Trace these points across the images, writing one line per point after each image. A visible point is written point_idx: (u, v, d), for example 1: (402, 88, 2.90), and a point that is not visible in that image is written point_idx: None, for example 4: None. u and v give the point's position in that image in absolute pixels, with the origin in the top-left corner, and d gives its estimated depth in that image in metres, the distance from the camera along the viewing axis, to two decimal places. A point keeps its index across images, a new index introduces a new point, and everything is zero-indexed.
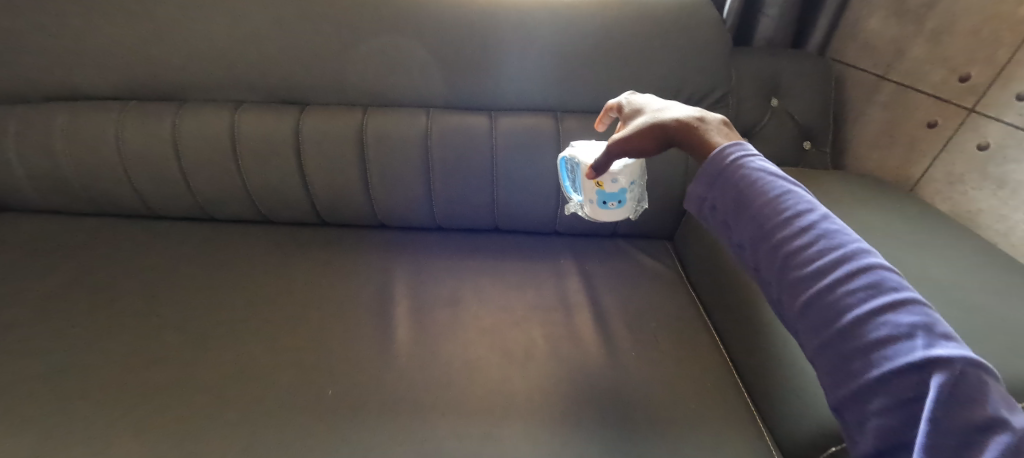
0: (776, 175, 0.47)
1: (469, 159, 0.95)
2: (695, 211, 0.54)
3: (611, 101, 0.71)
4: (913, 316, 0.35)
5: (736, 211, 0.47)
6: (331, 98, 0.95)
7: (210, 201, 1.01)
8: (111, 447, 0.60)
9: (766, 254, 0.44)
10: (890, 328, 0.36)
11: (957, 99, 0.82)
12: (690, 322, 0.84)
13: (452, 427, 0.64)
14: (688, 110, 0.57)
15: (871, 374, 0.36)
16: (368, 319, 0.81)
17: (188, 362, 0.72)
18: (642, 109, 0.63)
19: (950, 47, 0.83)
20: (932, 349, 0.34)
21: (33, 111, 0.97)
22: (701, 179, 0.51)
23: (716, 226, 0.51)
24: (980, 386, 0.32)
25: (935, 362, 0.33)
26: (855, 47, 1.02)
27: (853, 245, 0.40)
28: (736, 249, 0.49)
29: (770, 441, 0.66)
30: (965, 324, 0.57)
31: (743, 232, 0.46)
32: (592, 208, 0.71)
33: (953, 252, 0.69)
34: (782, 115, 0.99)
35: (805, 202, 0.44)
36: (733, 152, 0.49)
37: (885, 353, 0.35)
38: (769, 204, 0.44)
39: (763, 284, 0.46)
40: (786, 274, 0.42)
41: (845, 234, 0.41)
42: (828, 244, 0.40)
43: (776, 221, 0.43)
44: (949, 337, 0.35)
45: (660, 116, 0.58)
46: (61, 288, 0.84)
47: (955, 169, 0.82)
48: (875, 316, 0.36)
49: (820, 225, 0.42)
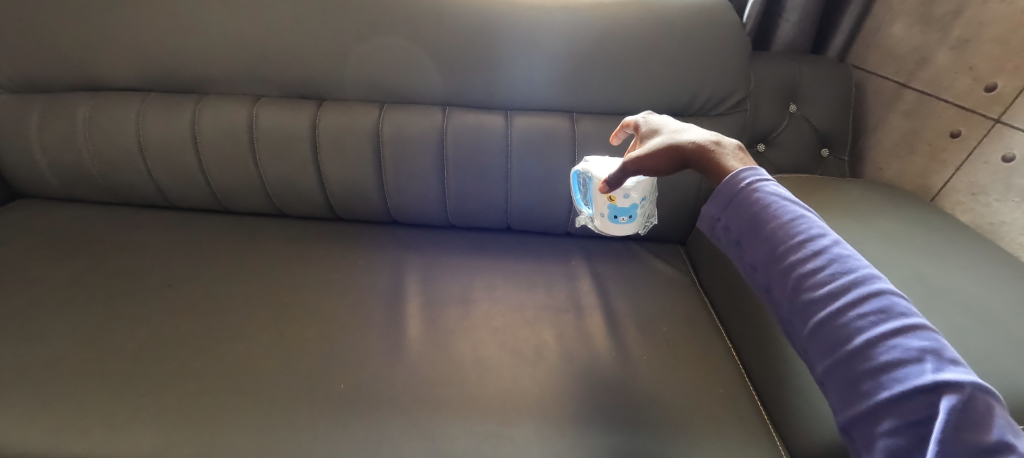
0: (788, 199, 0.47)
1: (483, 159, 0.95)
2: (705, 230, 0.54)
3: (628, 118, 0.71)
4: (922, 341, 0.36)
5: (747, 233, 0.47)
6: (347, 94, 0.96)
7: (226, 193, 1.03)
8: (128, 432, 0.62)
9: (777, 276, 0.44)
10: (900, 352, 0.36)
11: (982, 109, 0.80)
12: (702, 326, 0.84)
13: (462, 423, 0.65)
14: (705, 134, 0.57)
15: (880, 396, 0.36)
16: (381, 314, 0.81)
17: (202, 352, 0.72)
18: (658, 130, 0.63)
19: (977, 56, 0.81)
20: (942, 373, 0.34)
21: (57, 100, 0.99)
22: (714, 199, 0.51)
23: (726, 245, 0.52)
24: (987, 411, 0.33)
25: (945, 386, 0.33)
26: (876, 54, 1.01)
27: (864, 270, 0.40)
28: (747, 270, 0.49)
29: (781, 445, 0.66)
30: (988, 337, 0.56)
31: (755, 252, 0.47)
32: (603, 222, 0.70)
33: (975, 263, 0.68)
34: (801, 122, 0.99)
35: (818, 227, 0.44)
36: (746, 174, 0.49)
37: (894, 376, 0.36)
38: (782, 227, 0.45)
39: (774, 305, 0.46)
40: (797, 296, 0.42)
41: (856, 258, 0.41)
42: (840, 269, 0.41)
43: (788, 243, 0.44)
44: (958, 362, 0.35)
45: (676, 138, 0.58)
46: (81, 275, 0.86)
47: (977, 180, 0.81)
48: (884, 340, 0.37)
49: (833, 248, 0.42)
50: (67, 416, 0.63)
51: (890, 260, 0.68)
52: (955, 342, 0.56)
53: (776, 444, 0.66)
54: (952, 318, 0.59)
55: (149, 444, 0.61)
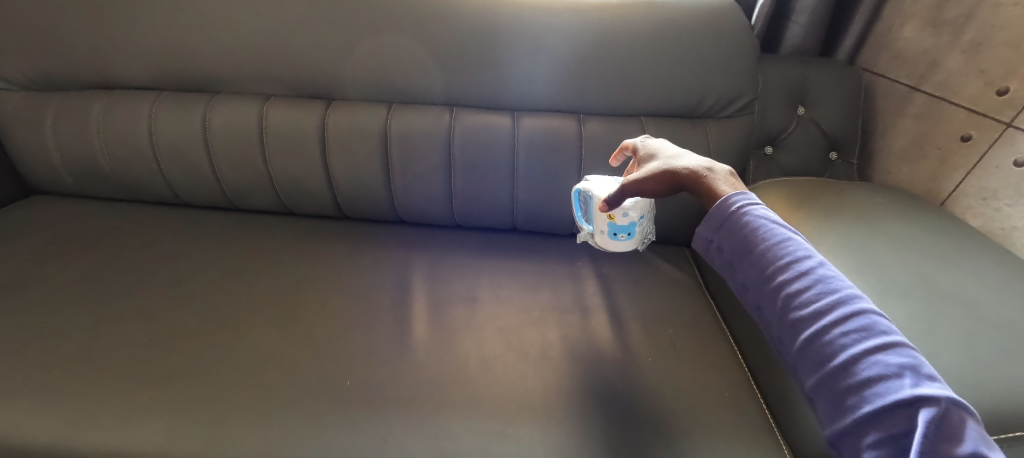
0: (775, 223, 0.49)
1: (490, 159, 0.95)
2: (699, 249, 0.55)
3: (627, 140, 0.72)
4: (901, 357, 0.38)
5: (738, 254, 0.49)
6: (355, 94, 0.97)
7: (236, 191, 1.04)
8: (137, 425, 0.63)
9: (766, 295, 0.46)
10: (881, 368, 0.38)
11: (994, 113, 0.79)
12: (708, 329, 0.84)
13: (466, 421, 0.65)
14: (699, 160, 0.59)
15: (863, 410, 0.37)
16: (387, 313, 0.82)
17: (210, 347, 0.73)
18: (655, 154, 0.64)
19: (989, 59, 0.80)
20: (920, 388, 0.35)
21: (71, 99, 1.00)
22: (707, 220, 0.53)
23: (718, 265, 0.53)
24: (962, 424, 0.34)
25: (922, 399, 0.35)
26: (886, 56, 1.00)
27: (847, 290, 0.42)
28: (738, 289, 0.51)
29: (783, 442, 0.66)
30: (998, 343, 0.56)
31: (745, 273, 0.48)
32: (603, 238, 0.70)
33: (986, 268, 0.67)
34: (809, 125, 0.98)
35: (803, 249, 0.46)
36: (736, 198, 0.51)
37: (876, 391, 0.37)
38: (770, 249, 0.46)
39: (764, 324, 0.48)
40: (785, 315, 0.44)
41: (840, 279, 0.43)
42: (824, 289, 0.42)
43: (776, 265, 0.45)
44: (935, 378, 0.37)
45: (671, 162, 0.59)
46: (93, 270, 0.87)
47: (988, 184, 0.80)
48: (866, 356, 0.38)
49: (818, 270, 0.44)
50: (78, 409, 0.64)
51: (899, 264, 0.67)
52: (964, 348, 0.55)
53: (779, 442, 0.66)
54: (961, 323, 0.58)
55: (158, 438, 0.61)
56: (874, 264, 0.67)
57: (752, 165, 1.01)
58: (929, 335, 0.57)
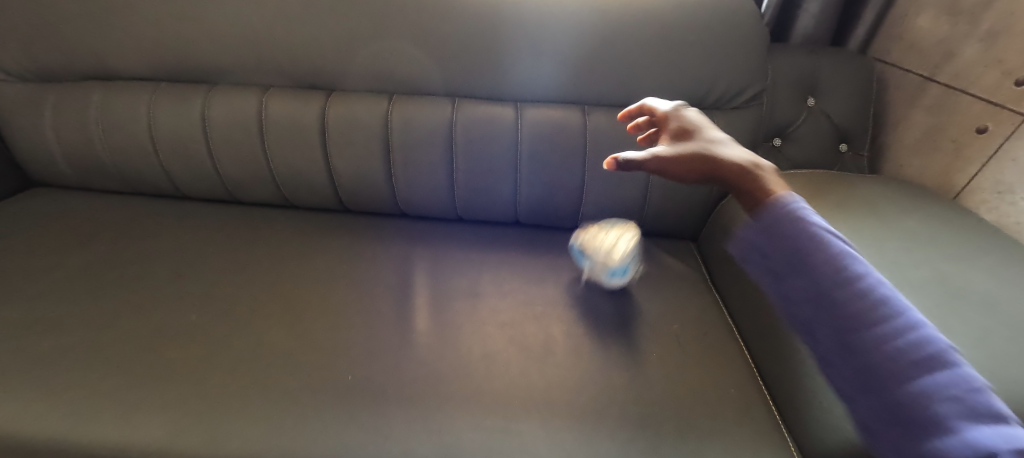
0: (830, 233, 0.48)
1: (493, 151, 0.94)
2: (741, 251, 0.54)
3: (660, 109, 0.70)
4: (968, 376, 0.39)
5: (794, 259, 0.48)
6: (356, 85, 0.95)
7: (237, 184, 1.03)
8: (136, 420, 0.62)
9: (826, 305, 0.45)
10: (957, 385, 0.38)
11: (1011, 104, 0.77)
12: (714, 324, 0.82)
13: (469, 418, 0.64)
14: (745, 153, 0.58)
15: (937, 424, 0.37)
16: (389, 307, 0.81)
17: (210, 342, 0.73)
18: (694, 136, 0.62)
19: (1007, 49, 0.78)
20: (990, 407, 0.37)
21: (69, 90, 0.99)
22: (759, 220, 0.51)
23: (761, 268, 0.52)
24: None
25: (1000, 419, 0.36)
26: (900, 46, 0.97)
27: (909, 308, 0.43)
28: (784, 295, 0.50)
29: (790, 442, 0.65)
30: (1015, 340, 0.54)
31: (801, 279, 0.47)
32: (604, 280, 0.85)
33: (1002, 264, 0.65)
34: (819, 117, 0.96)
35: (861, 262, 0.46)
36: (794, 201, 0.50)
37: (953, 407, 0.37)
38: (834, 258, 0.45)
39: (812, 332, 0.47)
40: (849, 326, 0.43)
41: (899, 295, 0.44)
42: (891, 304, 0.42)
43: (842, 274, 0.45)
44: (993, 397, 0.38)
45: (718, 150, 0.58)
46: (93, 263, 0.87)
47: (1004, 178, 0.78)
48: (939, 373, 0.39)
49: (881, 285, 0.44)
50: (78, 403, 0.63)
51: (911, 260, 0.66)
52: (979, 346, 0.54)
53: (786, 441, 0.65)
54: (976, 320, 0.57)
55: (156, 433, 0.61)
56: (886, 260, 0.66)
57: (760, 158, 0.99)
58: (943, 332, 0.56)
